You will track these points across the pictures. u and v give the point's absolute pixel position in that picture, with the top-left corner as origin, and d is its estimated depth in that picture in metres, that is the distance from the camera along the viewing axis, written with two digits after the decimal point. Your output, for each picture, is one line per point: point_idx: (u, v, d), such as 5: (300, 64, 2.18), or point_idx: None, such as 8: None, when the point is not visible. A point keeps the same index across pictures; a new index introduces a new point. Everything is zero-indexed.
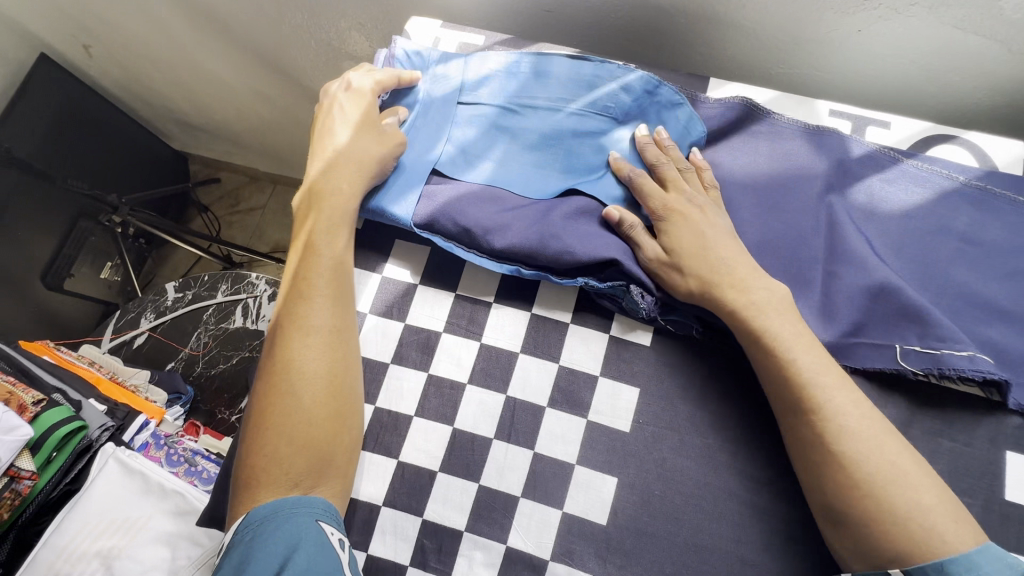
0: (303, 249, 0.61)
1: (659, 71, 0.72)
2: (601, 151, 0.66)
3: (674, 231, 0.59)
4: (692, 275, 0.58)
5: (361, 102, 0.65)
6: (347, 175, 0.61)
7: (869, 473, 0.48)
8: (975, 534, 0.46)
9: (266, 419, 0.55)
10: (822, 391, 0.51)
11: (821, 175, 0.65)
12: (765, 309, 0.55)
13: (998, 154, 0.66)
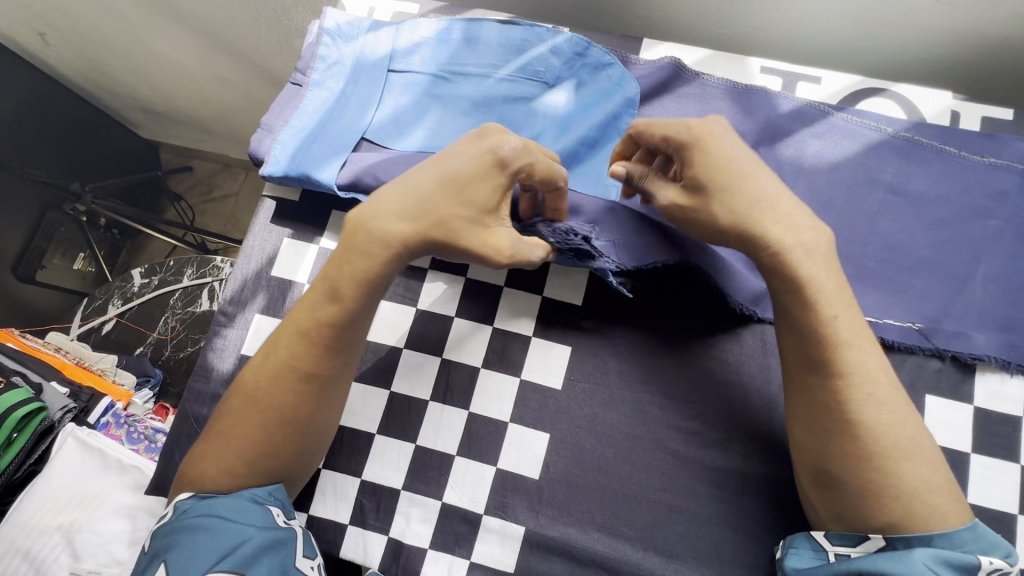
0: (321, 280, 0.53)
1: (595, 34, 0.72)
2: (530, 114, 0.67)
3: (713, 153, 0.50)
4: (723, 206, 0.50)
5: (486, 169, 0.49)
6: (411, 241, 0.50)
7: (882, 444, 0.47)
8: (962, 513, 0.47)
9: (229, 424, 0.53)
10: (853, 354, 0.49)
11: (749, 133, 0.65)
12: (812, 253, 0.50)
13: (927, 106, 0.67)
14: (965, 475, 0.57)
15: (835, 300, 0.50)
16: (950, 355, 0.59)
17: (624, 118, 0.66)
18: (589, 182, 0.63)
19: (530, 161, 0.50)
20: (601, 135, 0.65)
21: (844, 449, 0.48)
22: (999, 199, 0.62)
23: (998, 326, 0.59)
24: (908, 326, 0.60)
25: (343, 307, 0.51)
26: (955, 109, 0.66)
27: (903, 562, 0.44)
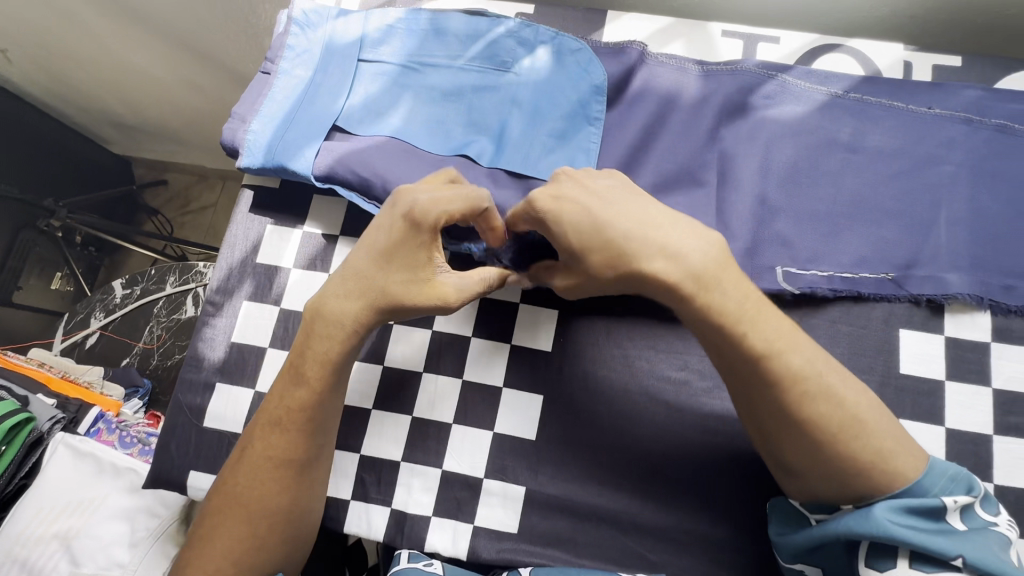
0: (282, 369, 0.56)
1: (560, 10, 0.74)
2: (498, 100, 0.69)
3: (568, 216, 0.51)
4: (600, 262, 0.50)
5: (407, 236, 0.51)
6: (364, 315, 0.53)
7: (829, 433, 0.46)
8: (917, 464, 0.47)
9: (212, 515, 0.55)
10: (782, 358, 0.46)
11: (712, 99, 0.67)
12: (701, 279, 0.48)
13: (880, 59, 0.70)
14: (942, 404, 0.59)
15: (745, 315, 0.47)
16: (925, 300, 0.61)
17: (592, 104, 0.67)
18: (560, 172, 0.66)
19: (443, 203, 0.50)
20: (571, 123, 0.67)
21: (795, 445, 0.47)
22: (950, 144, 0.65)
23: (961, 261, 0.61)
24: (881, 278, 0.62)
25: (311, 391, 0.54)
26: (908, 60, 0.69)
27: (866, 519, 0.45)
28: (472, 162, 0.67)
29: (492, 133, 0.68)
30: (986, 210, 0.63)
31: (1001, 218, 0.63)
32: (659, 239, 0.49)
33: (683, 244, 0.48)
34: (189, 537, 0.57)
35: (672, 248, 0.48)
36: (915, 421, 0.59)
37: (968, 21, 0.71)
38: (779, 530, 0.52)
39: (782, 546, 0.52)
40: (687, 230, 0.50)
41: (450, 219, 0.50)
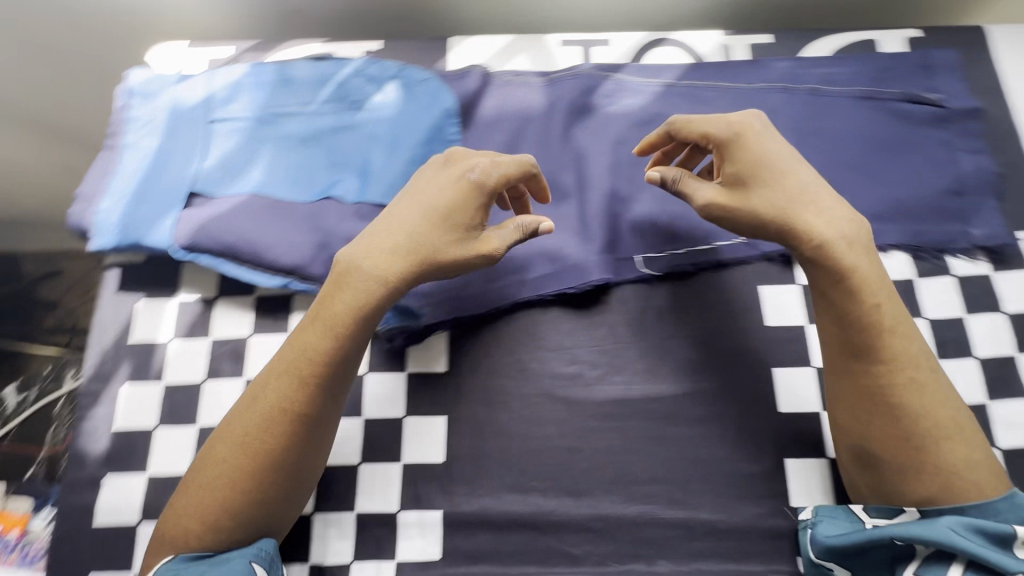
0: (310, 316, 0.56)
1: (405, 43, 0.76)
2: (357, 139, 0.70)
3: (761, 151, 0.58)
4: (762, 199, 0.57)
5: (463, 193, 0.57)
6: (403, 268, 0.55)
7: (926, 426, 0.53)
8: (999, 488, 0.52)
9: (212, 469, 0.52)
10: (898, 340, 0.54)
11: (557, 106, 0.71)
12: (852, 244, 0.56)
13: (701, 47, 0.76)
14: (807, 346, 0.64)
15: (882, 292, 0.55)
16: (778, 255, 0.67)
17: (447, 128, 0.70)
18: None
19: (498, 168, 0.58)
20: (430, 150, 0.69)
21: (886, 432, 0.53)
22: (773, 112, 0.72)
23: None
24: (736, 242, 0.66)
25: (333, 341, 0.54)
26: (725, 44, 0.76)
27: (930, 526, 0.50)
28: (339, 202, 0.67)
29: (356, 171, 0.69)
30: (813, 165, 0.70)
31: (827, 170, 0.69)
32: (817, 204, 0.57)
33: (836, 215, 0.57)
34: (179, 484, 0.54)
35: (824, 215, 0.56)
36: (787, 368, 0.63)
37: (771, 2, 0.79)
38: (823, 530, 0.55)
39: (824, 545, 0.55)
40: (839, 202, 0.58)
41: (507, 182, 0.58)
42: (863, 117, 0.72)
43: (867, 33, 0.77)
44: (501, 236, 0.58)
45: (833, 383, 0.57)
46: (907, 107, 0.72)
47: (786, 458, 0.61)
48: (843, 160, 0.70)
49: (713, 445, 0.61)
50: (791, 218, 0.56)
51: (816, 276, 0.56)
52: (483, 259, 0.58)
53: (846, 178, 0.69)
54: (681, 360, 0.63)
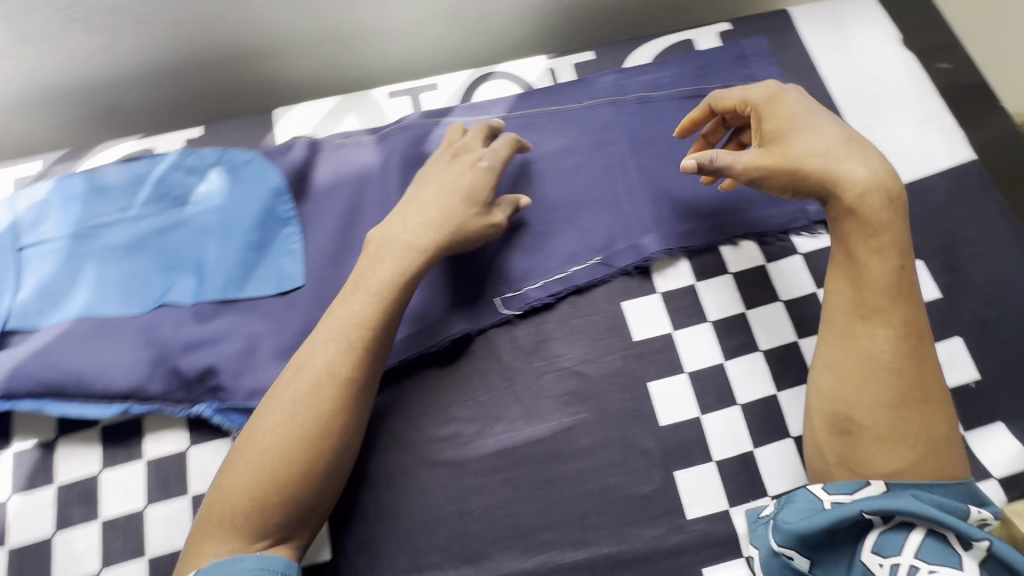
0: (350, 287, 0.59)
1: (227, 123, 0.73)
2: (186, 236, 0.66)
3: (787, 114, 0.61)
4: (801, 151, 0.59)
5: (479, 176, 0.64)
6: (430, 243, 0.61)
7: (916, 395, 0.54)
8: (960, 471, 0.54)
9: (265, 436, 0.54)
10: (905, 306, 0.56)
11: (391, 163, 0.70)
12: (888, 197, 0.57)
13: (527, 75, 0.76)
14: (676, 353, 0.64)
15: (907, 254, 0.57)
16: (634, 268, 0.67)
17: (278, 208, 0.67)
18: (271, 284, 0.65)
19: (499, 147, 0.66)
20: (264, 234, 0.66)
21: (883, 396, 0.54)
22: (606, 127, 0.73)
23: (648, 224, 0.68)
24: (591, 264, 0.67)
25: (376, 310, 0.58)
26: (551, 68, 0.77)
27: (896, 497, 0.51)
28: (175, 307, 0.64)
29: (191, 269, 0.65)
30: (652, 172, 0.71)
31: (666, 174, 0.70)
32: (852, 158, 0.58)
33: (873, 167, 0.58)
34: (217, 475, 0.54)
35: (861, 167, 0.57)
36: (662, 379, 0.63)
37: (586, 18, 0.82)
38: (786, 516, 0.54)
39: (788, 531, 0.53)
40: (873, 155, 0.59)
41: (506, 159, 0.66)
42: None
43: (684, 33, 0.79)
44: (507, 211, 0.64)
45: (827, 345, 0.58)
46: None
47: (674, 471, 0.60)
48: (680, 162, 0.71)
49: (601, 475, 0.60)
50: (826, 168, 0.58)
51: (846, 227, 0.58)
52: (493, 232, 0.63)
53: (685, 179, 0.70)
54: (556, 396, 0.62)
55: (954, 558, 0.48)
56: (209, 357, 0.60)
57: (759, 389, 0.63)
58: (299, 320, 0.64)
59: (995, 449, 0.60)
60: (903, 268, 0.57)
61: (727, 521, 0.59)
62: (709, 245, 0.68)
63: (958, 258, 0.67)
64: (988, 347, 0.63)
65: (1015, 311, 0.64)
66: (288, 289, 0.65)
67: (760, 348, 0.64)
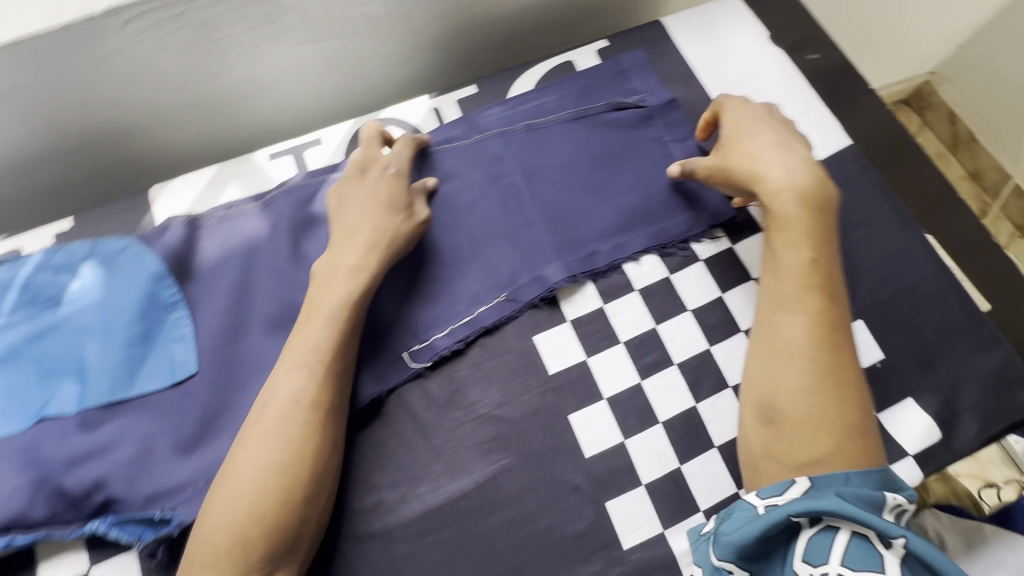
0: (303, 316, 0.58)
1: (100, 211, 0.69)
2: (62, 338, 0.62)
3: (738, 121, 0.66)
4: (739, 151, 0.63)
5: (391, 183, 0.64)
6: (368, 258, 0.60)
7: (830, 382, 0.55)
8: (876, 459, 0.54)
9: (243, 468, 0.52)
10: (816, 293, 0.57)
11: (278, 228, 0.67)
12: (800, 192, 0.60)
13: (412, 117, 0.75)
14: (593, 380, 0.63)
15: (821, 248, 0.59)
16: (540, 299, 0.66)
17: (161, 294, 0.64)
18: (161, 376, 0.61)
19: (400, 151, 0.67)
20: (149, 325, 0.63)
21: (802, 383, 0.55)
22: (496, 160, 0.72)
23: (549, 253, 0.67)
24: (497, 302, 0.65)
25: (336, 332, 0.57)
26: (435, 107, 0.76)
27: (821, 497, 0.49)
28: (58, 420, 0.59)
29: (71, 375, 0.61)
30: (548, 199, 0.70)
31: (562, 199, 0.70)
32: (778, 157, 0.62)
33: (789, 165, 0.61)
34: (196, 527, 0.51)
35: (780, 168, 0.61)
36: (581, 410, 0.62)
37: (464, 51, 0.83)
38: (726, 527, 0.52)
39: (727, 543, 0.51)
40: (796, 156, 0.62)
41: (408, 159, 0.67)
42: (581, 135, 0.73)
43: (563, 55, 0.80)
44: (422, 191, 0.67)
45: (754, 337, 0.60)
46: (615, 116, 0.74)
47: (605, 503, 0.59)
48: (574, 185, 0.71)
49: (532, 519, 0.58)
50: (750, 166, 0.62)
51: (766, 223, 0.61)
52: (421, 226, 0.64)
53: (582, 201, 0.70)
54: (477, 445, 0.61)
55: (876, 560, 0.46)
56: (99, 469, 0.57)
57: (678, 404, 0.63)
58: (197, 411, 0.60)
59: (908, 427, 0.61)
60: (816, 260, 0.58)
61: (662, 545, 0.58)
62: (612, 265, 0.67)
63: (851, 242, 0.68)
64: (889, 326, 0.65)
65: (909, 287, 0.66)
66: (181, 379, 0.61)
67: (674, 362, 0.64)
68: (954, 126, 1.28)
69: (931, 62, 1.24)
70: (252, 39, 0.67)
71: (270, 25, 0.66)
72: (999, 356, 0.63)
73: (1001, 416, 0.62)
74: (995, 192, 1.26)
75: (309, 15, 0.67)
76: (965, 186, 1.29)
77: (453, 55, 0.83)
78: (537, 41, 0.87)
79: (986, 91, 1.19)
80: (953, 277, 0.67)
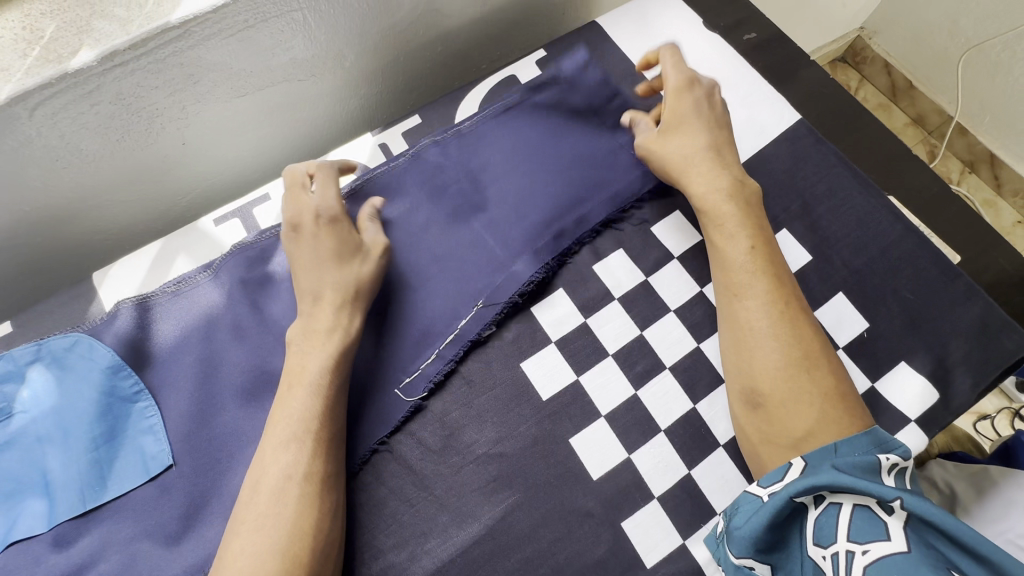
0: (284, 388, 0.55)
1: (47, 309, 0.65)
2: (17, 453, 0.56)
3: (674, 112, 0.65)
4: (671, 149, 0.64)
5: (330, 232, 0.60)
6: (335, 319, 0.57)
7: (796, 353, 0.55)
8: (863, 421, 0.53)
9: (236, 554, 0.47)
10: (759, 271, 0.58)
11: (236, 294, 0.64)
12: (720, 188, 0.62)
13: (359, 156, 0.73)
14: (587, 399, 0.62)
15: (757, 232, 0.60)
16: (517, 297, 0.64)
17: (121, 385, 0.60)
18: (135, 472, 0.57)
19: (328, 190, 0.62)
20: (113, 420, 0.58)
21: (772, 362, 0.55)
22: (437, 168, 0.70)
23: (516, 251, 0.66)
24: (475, 311, 0.63)
25: (322, 399, 0.54)
26: (380, 143, 0.74)
27: (816, 474, 0.48)
28: (29, 542, 0.55)
29: (35, 490, 0.56)
30: (501, 198, 0.69)
31: (514, 193, 0.69)
32: (699, 155, 0.63)
33: (710, 162, 0.63)
34: None
35: (704, 166, 0.63)
36: (581, 432, 0.60)
37: (403, 79, 0.80)
38: (736, 522, 0.51)
39: (739, 539, 0.50)
40: (710, 148, 0.64)
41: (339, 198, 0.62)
42: (515, 130, 0.72)
43: (505, 70, 0.78)
44: (370, 226, 0.64)
45: (721, 330, 0.60)
46: (537, 99, 0.73)
47: (621, 524, 0.57)
48: (525, 178, 0.69)
49: (550, 554, 0.56)
50: (674, 170, 0.64)
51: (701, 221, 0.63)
52: (374, 269, 0.61)
53: (535, 191, 0.68)
54: (481, 486, 0.58)
55: (881, 528, 0.45)
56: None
57: (677, 409, 0.61)
58: (179, 503, 0.57)
59: (904, 392, 0.61)
60: (755, 241, 0.60)
61: (685, 557, 0.56)
62: (579, 240, 0.67)
63: (818, 217, 0.68)
64: (869, 294, 0.65)
65: (881, 251, 0.66)
66: (156, 473, 0.57)
67: (666, 366, 0.63)
68: (890, 76, 1.32)
69: (858, 19, 1.27)
70: (177, 102, 0.64)
71: (194, 89, 0.64)
72: (981, 306, 0.64)
73: (992, 365, 0.62)
74: (940, 134, 1.29)
75: (234, 68, 0.64)
76: (911, 132, 1.32)
77: (393, 85, 0.80)
78: (477, 58, 0.85)
79: (914, 39, 1.23)
80: (921, 233, 0.67)
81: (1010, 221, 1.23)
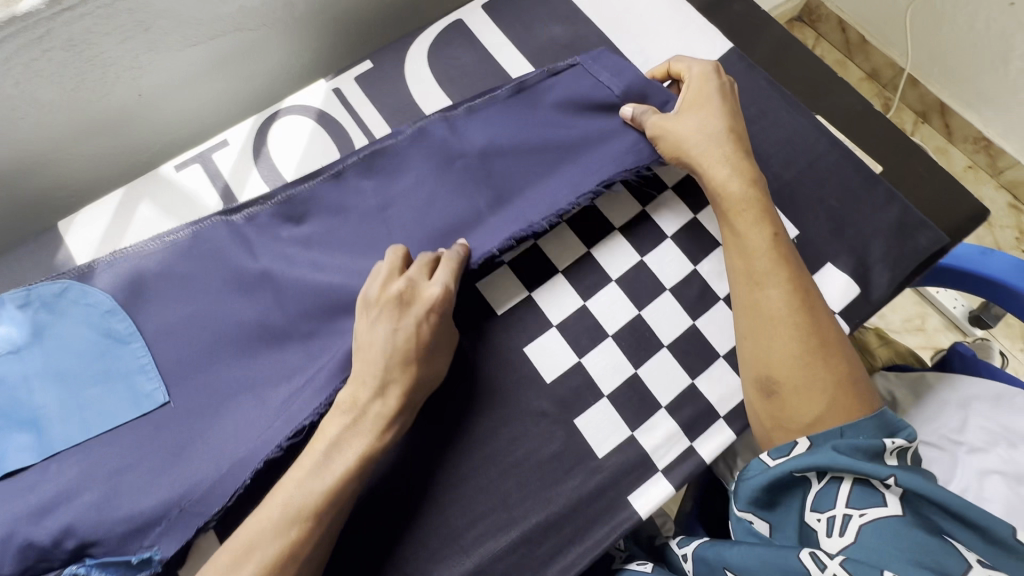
0: (321, 453, 0.54)
1: (17, 253, 0.68)
2: (11, 390, 0.59)
3: (693, 105, 0.67)
4: (688, 134, 0.65)
5: (426, 328, 0.57)
6: (387, 413, 0.55)
7: (815, 341, 0.56)
8: (872, 405, 0.55)
9: None
10: (775, 260, 0.59)
11: (209, 240, 0.66)
12: (734, 174, 0.63)
13: (312, 101, 0.76)
14: (540, 312, 0.66)
15: (773, 224, 0.61)
16: (497, 255, 0.64)
17: (116, 331, 0.63)
18: (129, 409, 0.60)
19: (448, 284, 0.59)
20: (107, 363, 0.61)
21: (788, 350, 0.56)
22: (446, 146, 0.70)
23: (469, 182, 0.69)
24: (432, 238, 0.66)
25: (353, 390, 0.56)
26: (334, 88, 0.77)
27: (819, 454, 0.52)
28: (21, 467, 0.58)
29: (24, 425, 0.58)
30: (499, 171, 0.69)
31: (501, 160, 0.69)
32: (718, 143, 0.64)
33: (732, 153, 0.64)
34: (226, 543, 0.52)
35: (723, 154, 0.64)
36: (535, 340, 0.64)
37: (354, 27, 0.83)
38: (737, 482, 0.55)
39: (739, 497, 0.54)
40: (727, 137, 0.65)
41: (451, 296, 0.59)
42: (510, 106, 0.72)
43: (452, 15, 0.81)
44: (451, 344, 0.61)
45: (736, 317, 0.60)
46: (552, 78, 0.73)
47: (574, 421, 0.62)
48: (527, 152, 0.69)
49: (508, 449, 0.61)
50: (688, 152, 0.65)
51: (719, 209, 0.63)
52: (434, 373, 0.58)
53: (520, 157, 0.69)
54: (441, 394, 0.62)
55: (879, 496, 0.50)
56: (72, 501, 0.56)
57: (624, 316, 0.66)
58: (162, 428, 0.60)
59: (832, 288, 0.66)
60: (776, 234, 0.61)
61: (634, 446, 0.61)
62: (578, 203, 0.66)
63: (750, 135, 0.72)
64: (799, 202, 0.70)
65: (809, 163, 0.71)
66: (151, 409, 0.60)
67: (612, 278, 0.67)
68: (844, 33, 1.37)
69: None
70: (130, 51, 0.66)
71: (145, 37, 0.66)
72: (899, 208, 0.69)
73: (909, 259, 0.67)
74: (893, 87, 1.35)
75: (184, 15, 0.66)
76: (865, 87, 1.38)
77: (344, 35, 0.83)
78: (425, 8, 0.88)
79: None
80: (846, 147, 0.72)
81: (960, 166, 1.29)
